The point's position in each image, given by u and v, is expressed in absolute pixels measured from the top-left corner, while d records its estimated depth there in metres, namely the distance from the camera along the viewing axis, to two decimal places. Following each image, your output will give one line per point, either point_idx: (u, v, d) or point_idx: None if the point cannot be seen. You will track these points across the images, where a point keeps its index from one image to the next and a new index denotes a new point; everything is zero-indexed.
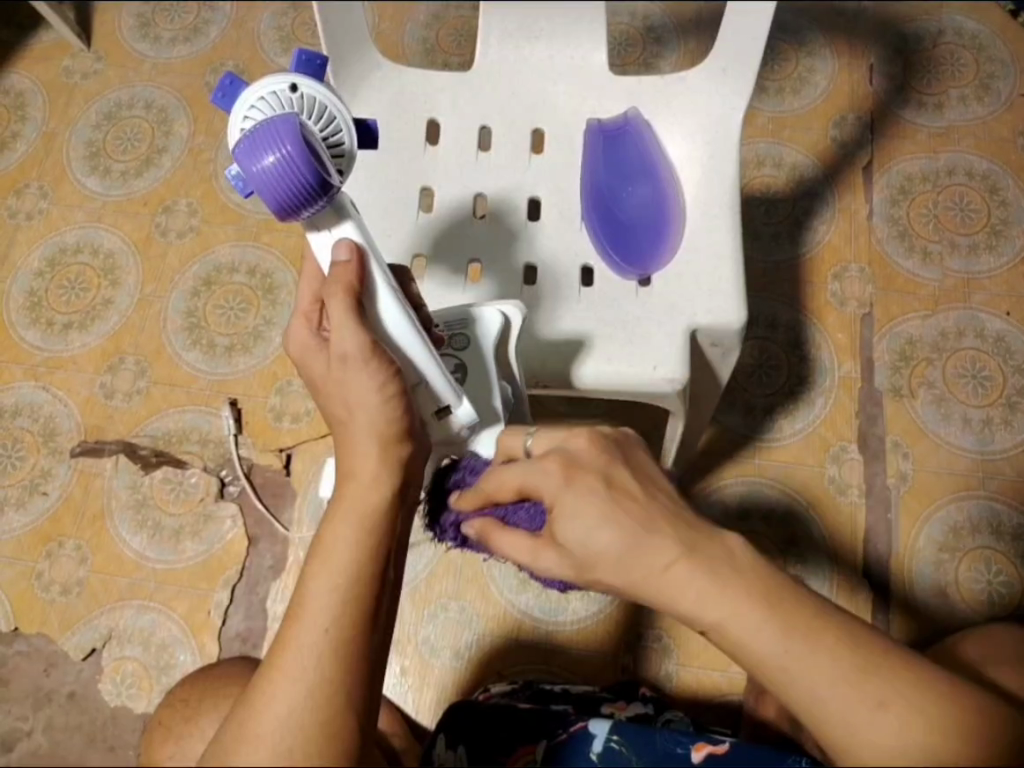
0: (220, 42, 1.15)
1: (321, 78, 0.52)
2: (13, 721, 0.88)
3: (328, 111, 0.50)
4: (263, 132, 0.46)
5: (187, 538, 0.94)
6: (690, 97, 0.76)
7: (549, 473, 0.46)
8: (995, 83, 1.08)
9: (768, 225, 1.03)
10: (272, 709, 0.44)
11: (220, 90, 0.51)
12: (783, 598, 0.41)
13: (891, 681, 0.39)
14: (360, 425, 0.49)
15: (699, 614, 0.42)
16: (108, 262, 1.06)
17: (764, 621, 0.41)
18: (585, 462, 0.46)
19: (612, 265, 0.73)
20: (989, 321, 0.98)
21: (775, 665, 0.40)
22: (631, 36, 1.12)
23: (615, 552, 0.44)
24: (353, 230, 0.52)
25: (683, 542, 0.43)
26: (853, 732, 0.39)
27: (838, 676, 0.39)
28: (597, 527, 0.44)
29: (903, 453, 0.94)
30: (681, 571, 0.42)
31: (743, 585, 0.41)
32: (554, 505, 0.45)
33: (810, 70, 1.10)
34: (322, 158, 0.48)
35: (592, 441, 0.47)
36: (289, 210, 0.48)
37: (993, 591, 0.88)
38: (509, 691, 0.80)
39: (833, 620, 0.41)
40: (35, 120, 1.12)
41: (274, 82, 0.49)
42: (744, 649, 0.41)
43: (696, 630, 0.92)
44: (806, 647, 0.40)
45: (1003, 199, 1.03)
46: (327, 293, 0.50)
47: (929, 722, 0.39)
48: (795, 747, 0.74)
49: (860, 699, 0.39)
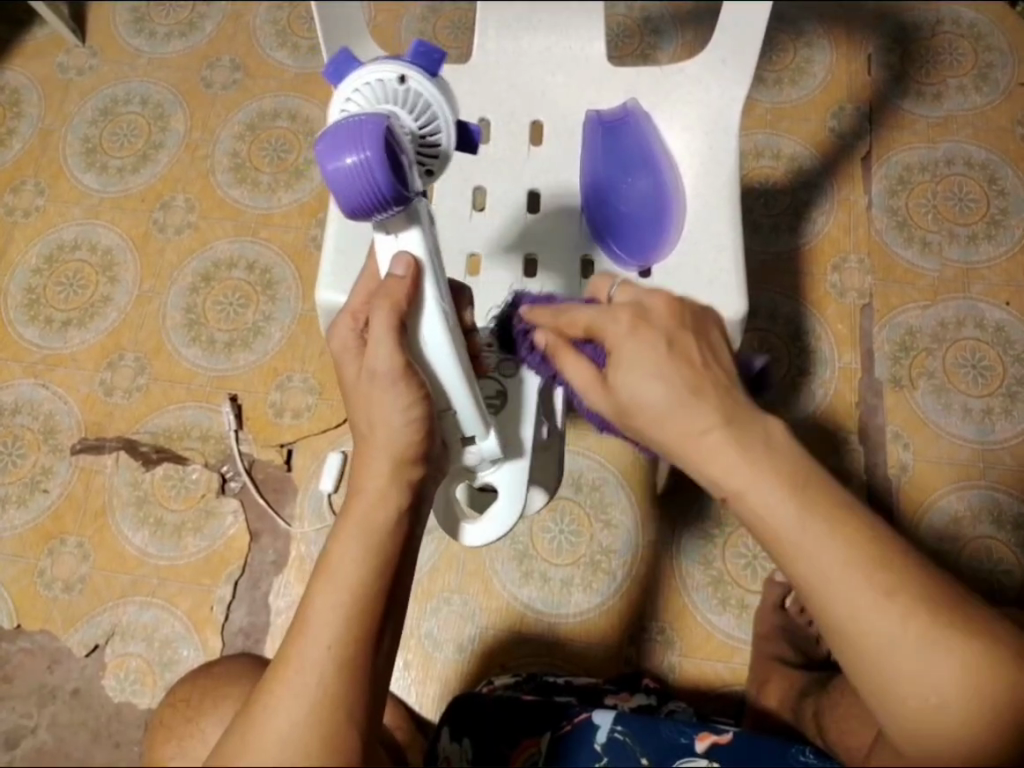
0: (216, 37, 1.14)
1: (434, 72, 0.54)
2: (18, 718, 0.88)
3: (428, 106, 0.53)
4: (355, 130, 0.46)
5: (189, 534, 0.94)
6: (689, 86, 0.74)
7: (617, 321, 0.49)
8: (993, 72, 1.08)
9: (768, 216, 1.03)
10: (273, 724, 0.44)
11: (334, 65, 0.56)
12: (810, 484, 0.44)
13: (897, 577, 0.43)
14: (378, 443, 0.50)
15: (726, 477, 0.45)
16: (106, 258, 1.05)
17: (786, 496, 0.43)
18: (656, 321, 0.48)
19: (614, 258, 0.74)
20: (989, 311, 0.99)
21: (792, 540, 0.43)
22: (630, 27, 1.12)
23: (659, 405, 0.46)
24: (417, 241, 0.52)
25: (723, 411, 0.45)
26: (851, 613, 0.43)
27: (853, 561, 0.43)
28: (650, 377, 0.46)
29: (903, 443, 0.94)
30: (716, 437, 0.45)
31: (773, 464, 0.44)
32: (616, 350, 0.48)
33: (807, 61, 1.10)
34: (405, 168, 0.48)
35: (670, 304, 0.49)
36: (362, 212, 0.48)
37: (993, 580, 0.89)
38: (512, 685, 0.80)
39: (853, 514, 0.44)
40: (31, 116, 1.12)
41: (384, 71, 0.52)
42: (763, 515, 0.44)
43: (697, 622, 0.92)
44: (823, 526, 0.43)
45: (1002, 189, 1.03)
46: (374, 307, 0.50)
47: (924, 619, 0.42)
48: (799, 736, 0.76)
49: (865, 585, 0.42)
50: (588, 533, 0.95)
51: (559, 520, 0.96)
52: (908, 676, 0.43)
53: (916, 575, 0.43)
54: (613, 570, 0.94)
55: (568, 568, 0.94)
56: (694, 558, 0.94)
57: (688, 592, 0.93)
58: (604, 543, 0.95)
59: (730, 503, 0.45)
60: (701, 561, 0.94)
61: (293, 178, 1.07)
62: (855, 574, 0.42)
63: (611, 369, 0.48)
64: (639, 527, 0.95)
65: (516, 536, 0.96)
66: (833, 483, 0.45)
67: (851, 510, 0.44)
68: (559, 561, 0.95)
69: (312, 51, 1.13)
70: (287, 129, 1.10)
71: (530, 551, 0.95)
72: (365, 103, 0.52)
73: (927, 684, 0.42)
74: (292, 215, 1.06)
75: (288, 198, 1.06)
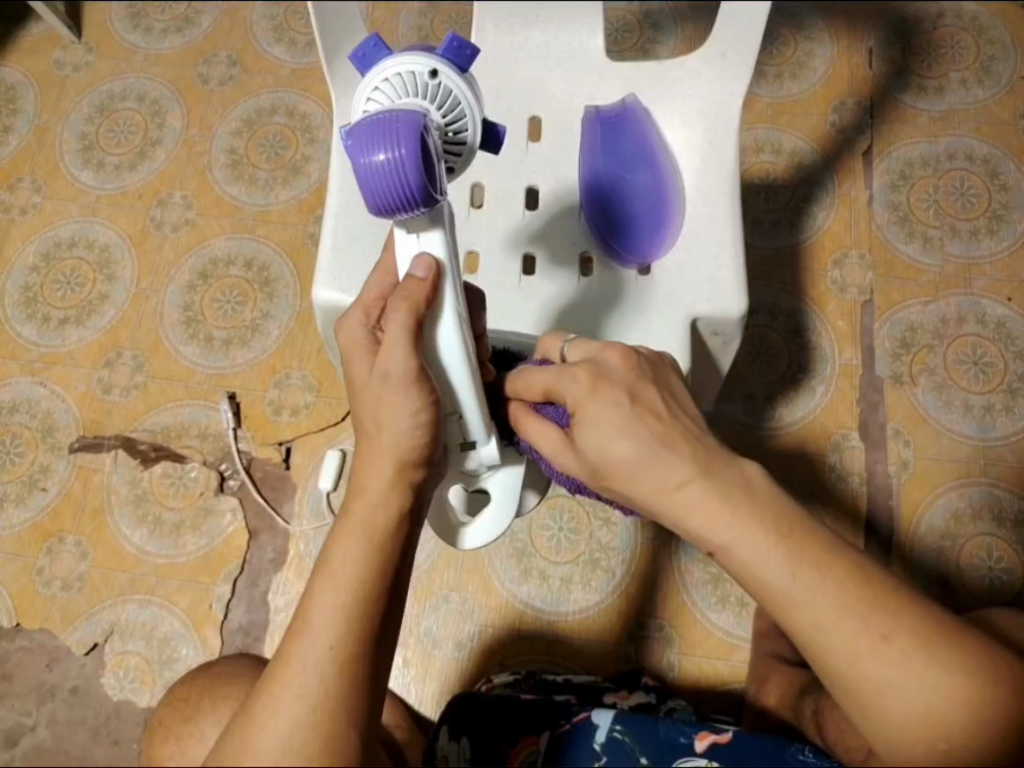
0: (213, 33, 1.14)
1: (466, 67, 0.53)
2: (17, 716, 0.89)
3: (458, 103, 0.52)
4: (387, 124, 0.47)
5: (188, 532, 0.94)
6: (689, 81, 0.74)
7: (576, 380, 0.50)
8: (995, 66, 1.07)
9: (768, 212, 1.02)
10: (273, 724, 0.44)
11: (363, 51, 0.54)
12: (794, 531, 0.44)
13: (892, 612, 0.42)
14: (384, 444, 0.50)
15: (709, 533, 0.45)
16: (104, 255, 1.05)
17: (773, 547, 0.44)
18: (615, 377, 0.49)
19: (613, 255, 0.74)
20: (990, 307, 0.98)
21: (781, 594, 0.43)
22: (629, 22, 1.11)
23: (630, 461, 0.47)
24: (438, 243, 0.52)
25: (697, 465, 0.46)
26: (846, 653, 0.42)
27: (844, 601, 0.42)
28: (619, 436, 0.47)
29: (904, 440, 0.94)
30: (693, 490, 0.45)
31: (754, 514, 0.44)
32: (578, 410, 0.49)
33: (808, 55, 1.09)
34: (436, 165, 0.48)
35: (625, 359, 0.50)
36: (386, 210, 0.48)
37: (994, 578, 0.89)
38: (511, 682, 0.80)
39: (840, 553, 0.44)
40: (28, 113, 1.11)
41: (416, 63, 0.51)
42: (748, 568, 0.44)
43: (697, 620, 0.92)
44: (811, 575, 0.43)
45: (1004, 184, 1.02)
46: (392, 307, 0.50)
47: (923, 656, 0.42)
48: (797, 734, 0.76)
49: (861, 627, 0.42)
50: (588, 531, 0.95)
51: (559, 517, 0.96)
52: (908, 715, 0.42)
53: (910, 609, 0.43)
54: (612, 567, 0.94)
55: (568, 566, 0.94)
56: (693, 555, 0.94)
57: (688, 589, 0.93)
58: (603, 540, 0.95)
59: (715, 557, 0.46)
60: (700, 558, 0.94)
61: (290, 174, 1.07)
62: (849, 615, 0.42)
63: (576, 428, 0.49)
64: (638, 525, 0.95)
65: (515, 533, 0.95)
66: (814, 524, 0.45)
67: (838, 553, 0.44)
68: (558, 558, 0.94)
69: (309, 46, 1.12)
70: (284, 125, 1.09)
71: (530, 548, 0.95)
72: (393, 95, 0.52)
73: (930, 722, 0.42)
74: (289, 212, 1.05)
75: (286, 194, 1.06)
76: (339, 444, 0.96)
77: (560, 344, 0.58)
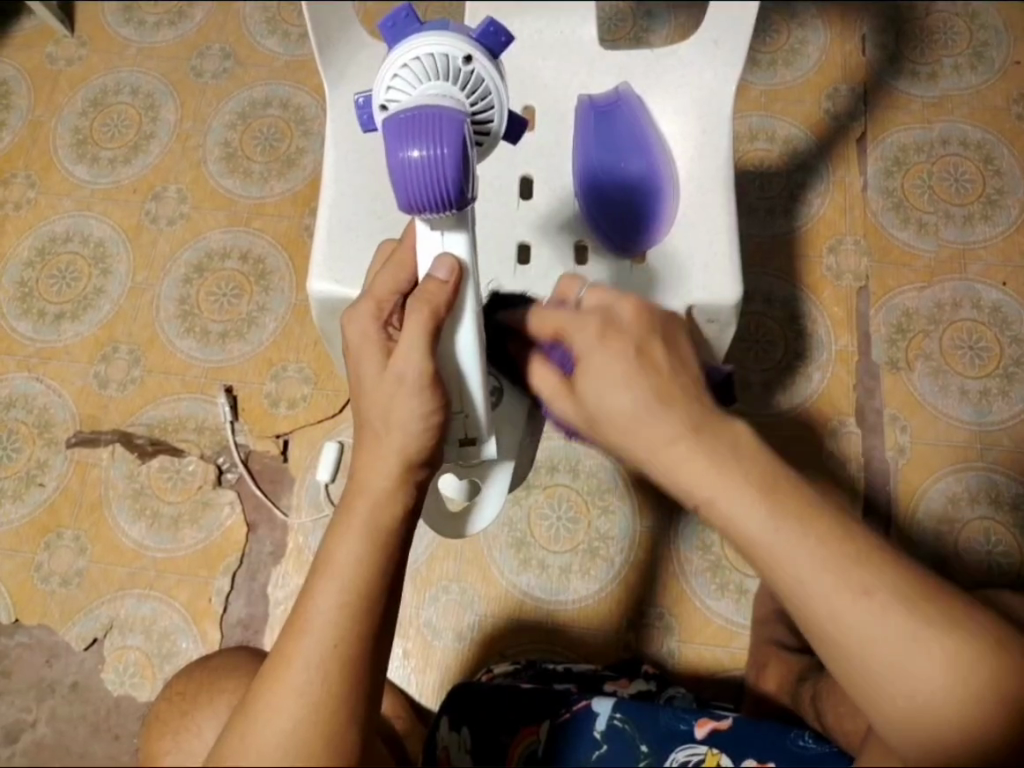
0: (205, 25, 1.14)
1: (498, 53, 0.54)
2: (17, 712, 0.88)
3: (487, 90, 0.52)
4: (430, 121, 0.47)
5: (187, 525, 0.94)
6: (681, 70, 0.74)
7: (587, 329, 0.50)
8: (988, 51, 1.07)
9: (764, 199, 1.02)
10: (275, 723, 0.45)
11: (394, 22, 0.54)
12: (779, 488, 0.44)
13: (874, 569, 0.43)
14: (391, 443, 0.49)
15: (695, 488, 0.45)
16: (98, 250, 1.05)
17: (758, 505, 0.43)
18: (624, 328, 0.49)
19: (607, 244, 0.74)
20: (986, 291, 0.98)
21: (766, 548, 0.43)
22: (622, 10, 1.11)
23: (629, 413, 0.47)
24: (462, 246, 0.52)
25: (689, 422, 0.46)
26: (831, 610, 0.42)
27: (828, 558, 0.43)
28: (620, 386, 0.47)
29: (901, 426, 0.94)
30: (685, 447, 0.45)
31: (744, 469, 0.44)
32: (584, 359, 0.49)
33: (802, 42, 1.09)
34: (474, 163, 0.49)
35: (636, 310, 0.50)
36: (419, 208, 0.48)
37: (992, 561, 0.89)
38: (511, 671, 0.80)
39: (824, 512, 0.44)
40: (21, 108, 1.11)
41: (450, 47, 0.51)
42: (733, 524, 0.44)
43: (696, 607, 0.92)
44: (795, 532, 0.43)
45: (998, 169, 1.03)
46: (413, 309, 0.50)
47: (903, 613, 0.42)
48: (800, 720, 0.77)
49: (843, 580, 0.42)
50: (586, 520, 0.95)
51: (557, 506, 0.96)
52: (893, 670, 0.42)
53: (897, 570, 0.43)
54: (612, 555, 0.94)
55: (567, 554, 0.94)
56: (693, 543, 0.94)
57: (687, 577, 0.93)
58: (603, 529, 0.95)
59: (702, 513, 0.46)
60: (699, 545, 0.94)
61: (285, 166, 1.07)
62: (832, 571, 0.43)
63: (580, 377, 0.49)
64: (637, 513, 0.95)
65: (515, 523, 0.95)
66: (801, 484, 0.45)
67: (824, 509, 0.44)
68: (557, 547, 0.94)
69: (302, 39, 1.12)
70: (278, 117, 1.09)
71: (529, 537, 0.95)
72: (423, 77, 0.51)
73: (915, 684, 0.42)
74: (284, 204, 1.05)
75: (280, 187, 1.06)
76: (336, 436, 0.96)
77: (579, 287, 0.56)
